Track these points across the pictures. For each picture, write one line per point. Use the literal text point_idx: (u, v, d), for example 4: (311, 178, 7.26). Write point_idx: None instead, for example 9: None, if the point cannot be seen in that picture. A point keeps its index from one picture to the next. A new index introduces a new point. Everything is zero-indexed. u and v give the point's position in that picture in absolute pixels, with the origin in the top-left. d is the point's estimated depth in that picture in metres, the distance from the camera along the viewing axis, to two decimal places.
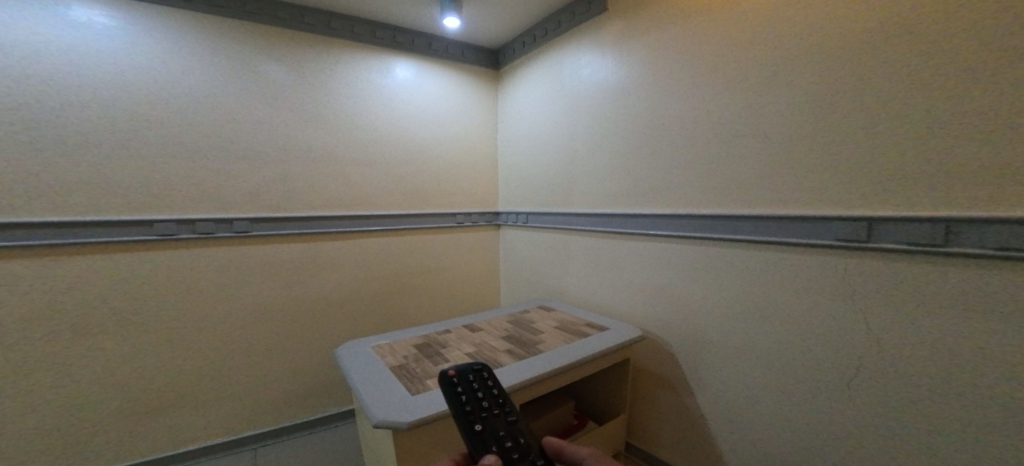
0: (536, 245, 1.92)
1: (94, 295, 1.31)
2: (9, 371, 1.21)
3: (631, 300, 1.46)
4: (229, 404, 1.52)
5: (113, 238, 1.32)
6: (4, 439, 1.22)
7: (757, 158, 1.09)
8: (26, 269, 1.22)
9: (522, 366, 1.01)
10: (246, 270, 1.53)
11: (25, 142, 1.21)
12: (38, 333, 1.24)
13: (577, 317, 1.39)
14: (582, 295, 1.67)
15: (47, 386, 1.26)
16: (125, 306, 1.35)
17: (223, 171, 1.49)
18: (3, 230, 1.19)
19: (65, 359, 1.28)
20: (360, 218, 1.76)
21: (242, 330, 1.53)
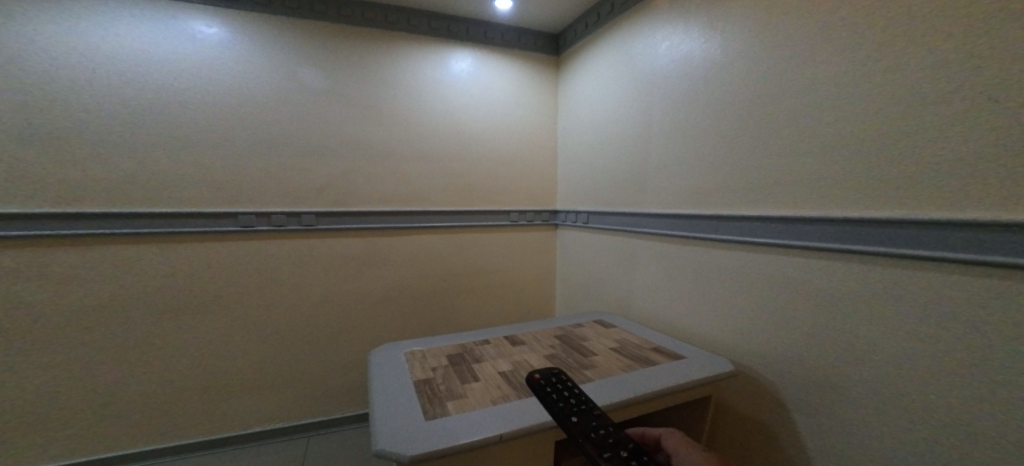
0: (598, 248, 1.70)
1: (178, 281, 1.41)
2: (109, 345, 1.35)
3: (711, 322, 1.19)
4: (288, 392, 1.56)
5: (198, 228, 1.42)
6: (101, 408, 1.35)
7: (921, 139, 0.77)
8: (125, 255, 1.35)
9: (564, 397, 0.82)
10: (310, 263, 1.57)
11: (127, 140, 1.33)
12: (133, 313, 1.37)
13: (643, 339, 1.15)
14: (648, 310, 1.42)
15: (137, 362, 1.38)
16: (205, 293, 1.44)
17: (287, 166, 1.52)
18: (108, 219, 1.32)
19: (153, 339, 1.39)
20: (415, 215, 1.71)
21: (301, 322, 1.57)
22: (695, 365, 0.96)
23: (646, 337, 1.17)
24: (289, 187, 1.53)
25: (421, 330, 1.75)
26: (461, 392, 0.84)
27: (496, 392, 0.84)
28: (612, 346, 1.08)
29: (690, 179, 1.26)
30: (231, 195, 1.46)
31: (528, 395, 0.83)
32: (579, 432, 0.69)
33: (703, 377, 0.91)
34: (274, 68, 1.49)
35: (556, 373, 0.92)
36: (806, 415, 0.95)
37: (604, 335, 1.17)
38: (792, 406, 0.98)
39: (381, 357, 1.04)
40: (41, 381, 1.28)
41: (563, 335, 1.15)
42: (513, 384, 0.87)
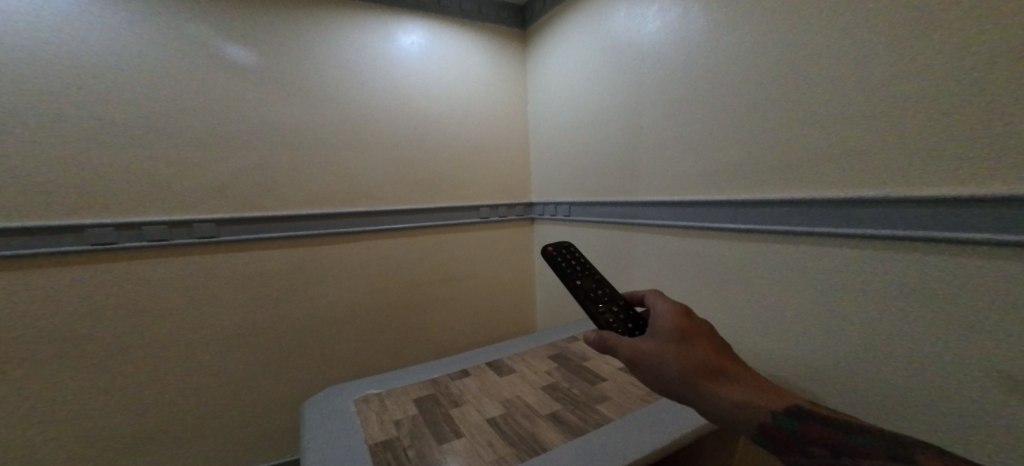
0: (584, 243, 1.52)
1: (6, 328, 0.97)
2: None
3: (727, 324, 1.03)
4: (204, 456, 1.18)
5: (24, 251, 0.98)
6: None
7: (1008, 90, 0.60)
8: None
9: (588, 446, 0.62)
10: (210, 287, 1.19)
11: None
12: None
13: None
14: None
15: None
16: (52, 341, 1.01)
17: (184, 159, 1.15)
18: None
19: None
20: (362, 215, 1.42)
21: (216, 362, 1.19)
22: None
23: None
24: (171, 189, 1.13)
25: (379, 352, 1.45)
26: (438, 459, 0.61)
27: (486, 454, 0.61)
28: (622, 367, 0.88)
29: (693, 160, 1.08)
30: (90, 200, 1.04)
31: (530, 454, 0.61)
32: (581, 294, 0.77)
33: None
34: (154, 28, 1.11)
35: (562, 412, 0.71)
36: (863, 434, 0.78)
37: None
38: None
39: (326, 412, 0.78)
40: None
41: (560, 357, 0.94)
42: (508, 438, 0.65)
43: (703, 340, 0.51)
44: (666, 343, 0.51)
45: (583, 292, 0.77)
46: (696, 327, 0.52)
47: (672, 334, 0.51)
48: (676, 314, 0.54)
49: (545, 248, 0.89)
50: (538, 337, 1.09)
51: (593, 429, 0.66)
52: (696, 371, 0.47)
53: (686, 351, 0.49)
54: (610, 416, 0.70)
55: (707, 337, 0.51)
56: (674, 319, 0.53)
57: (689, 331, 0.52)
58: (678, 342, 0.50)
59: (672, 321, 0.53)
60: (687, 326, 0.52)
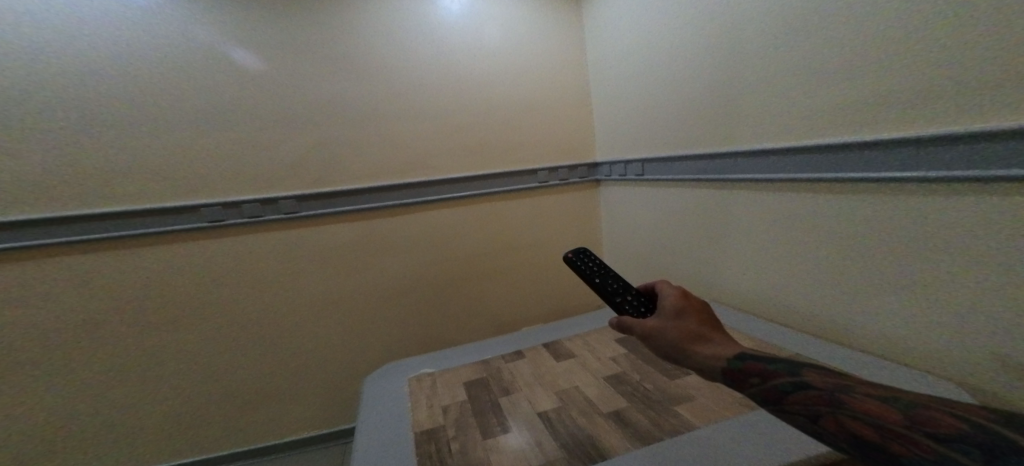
0: (654, 207, 1.29)
1: (129, 298, 1.12)
2: (56, 384, 1.07)
3: (849, 309, 0.78)
4: (293, 413, 1.29)
5: (136, 232, 1.11)
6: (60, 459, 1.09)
7: None
8: (52, 273, 1.05)
9: (670, 458, 0.50)
10: (296, 260, 1.27)
11: (24, 125, 1.01)
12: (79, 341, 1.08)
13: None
14: (746, 289, 1.01)
15: (95, 401, 1.10)
16: (165, 310, 1.15)
17: (247, 142, 1.19)
18: (20, 229, 1.02)
19: (112, 369, 1.12)
20: (417, 186, 1.37)
21: (297, 330, 1.28)
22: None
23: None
24: (246, 170, 1.20)
25: (442, 322, 1.45)
26: (482, 458, 0.54)
27: (535, 457, 0.53)
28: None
29: (806, 89, 0.78)
30: (179, 184, 1.14)
31: (586, 461, 0.51)
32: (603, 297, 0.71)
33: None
34: (193, 30, 1.12)
35: (630, 411, 0.60)
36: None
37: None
38: None
39: (380, 391, 0.77)
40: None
41: (630, 342, 0.81)
42: (562, 440, 0.55)
43: (700, 317, 0.54)
44: (666, 318, 0.55)
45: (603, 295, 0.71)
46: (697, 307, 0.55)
47: (671, 310, 0.56)
48: (680, 295, 0.58)
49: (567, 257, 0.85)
50: (602, 317, 0.97)
51: (670, 437, 0.53)
52: (687, 337, 0.51)
53: (682, 323, 0.53)
54: (691, 423, 0.56)
55: (704, 314, 0.55)
56: (675, 298, 0.57)
57: (689, 309, 0.56)
58: (677, 316, 0.55)
59: (672, 299, 0.57)
60: (688, 305, 0.56)
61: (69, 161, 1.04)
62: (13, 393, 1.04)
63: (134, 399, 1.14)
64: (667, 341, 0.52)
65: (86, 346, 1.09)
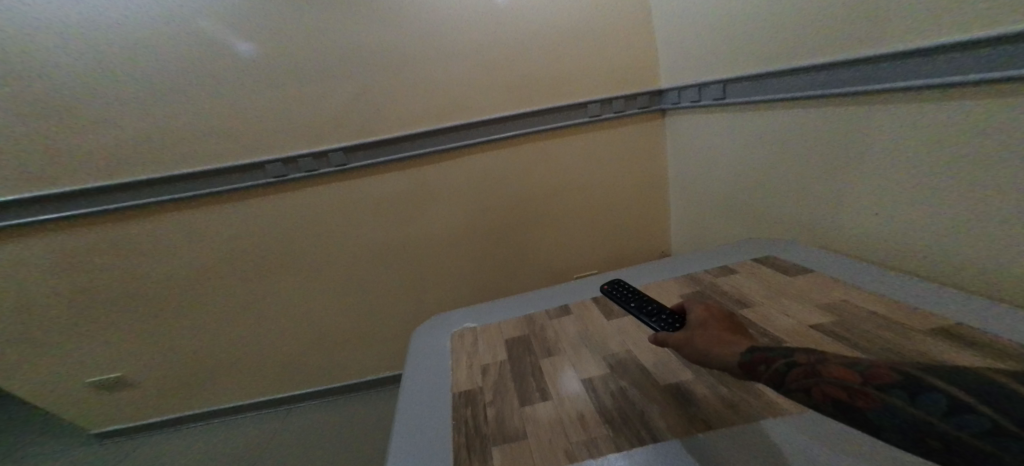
0: (738, 137, 1.08)
1: (216, 251, 1.26)
2: (181, 319, 1.30)
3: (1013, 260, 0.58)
4: (367, 348, 1.44)
5: (211, 190, 1.20)
6: (200, 372, 1.37)
7: None
8: (155, 230, 1.21)
9: (747, 454, 0.40)
10: (353, 212, 1.30)
11: (100, 98, 1.09)
12: (189, 286, 1.27)
13: (874, 296, 0.61)
14: (854, 237, 0.80)
15: (212, 332, 1.33)
16: (246, 261, 1.28)
17: (289, 97, 1.17)
18: (120, 191, 1.16)
19: (218, 309, 1.31)
20: (457, 130, 1.27)
21: (360, 278, 1.36)
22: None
23: (875, 293, 0.62)
24: (292, 125, 1.19)
25: (496, 270, 1.43)
26: (517, 429, 0.50)
27: (573, 433, 0.47)
28: (808, 324, 0.57)
29: None
30: (236, 143, 1.17)
31: (633, 443, 0.44)
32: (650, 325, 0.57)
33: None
34: None
35: (694, 385, 0.50)
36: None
37: (787, 294, 0.66)
38: None
39: (425, 346, 0.76)
40: (141, 354, 1.32)
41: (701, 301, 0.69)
42: (606, 415, 0.48)
43: (727, 326, 0.48)
44: (689, 329, 0.49)
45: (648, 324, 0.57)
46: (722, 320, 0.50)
47: (697, 321, 0.50)
48: (707, 307, 0.52)
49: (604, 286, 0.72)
50: (668, 268, 0.85)
51: (743, 424, 0.44)
52: (712, 342, 0.45)
53: (706, 331, 0.47)
54: (774, 407, 0.45)
55: (734, 325, 0.49)
56: (700, 311, 0.52)
57: (716, 319, 0.50)
58: (701, 326, 0.49)
59: (699, 312, 0.51)
60: (716, 316, 0.50)
61: (147, 130, 1.13)
62: (156, 323, 1.30)
63: (250, 341, 1.36)
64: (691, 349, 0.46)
65: (195, 290, 1.28)
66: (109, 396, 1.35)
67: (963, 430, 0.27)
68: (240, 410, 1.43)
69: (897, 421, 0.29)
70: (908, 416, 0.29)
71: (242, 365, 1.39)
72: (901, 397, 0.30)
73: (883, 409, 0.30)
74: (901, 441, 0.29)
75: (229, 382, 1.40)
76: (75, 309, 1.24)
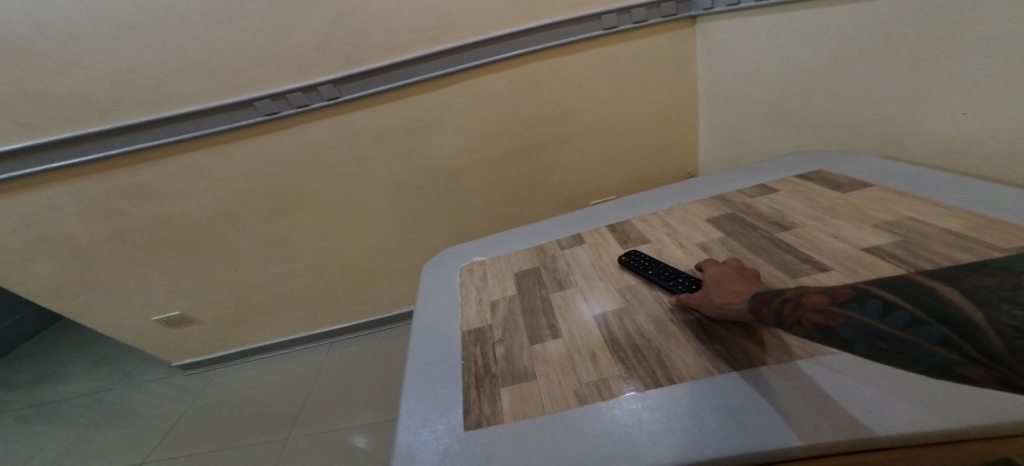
0: (788, 35, 0.91)
1: (220, 197, 1.22)
2: (202, 265, 1.32)
3: None
4: (387, 284, 1.46)
5: (198, 133, 1.12)
6: (232, 313, 1.42)
7: None
8: (153, 180, 1.17)
9: (781, 394, 0.36)
10: (355, 148, 1.23)
11: (54, 37, 0.97)
12: (202, 233, 1.27)
13: (949, 211, 0.52)
14: (942, 142, 0.69)
15: (234, 276, 1.35)
16: (252, 205, 1.25)
17: (265, 22, 1.04)
18: (106, 139, 1.08)
19: (235, 254, 1.32)
20: (456, 52, 1.14)
21: (371, 216, 1.33)
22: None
23: (950, 207, 0.53)
24: (271, 57, 1.08)
25: (512, 203, 1.37)
26: (526, 368, 0.46)
27: (584, 372, 0.43)
28: (861, 246, 0.50)
29: None
30: (214, 81, 1.07)
31: (649, 382, 0.40)
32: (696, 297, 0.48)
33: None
34: None
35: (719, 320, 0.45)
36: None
37: (835, 212, 0.58)
38: None
39: (433, 281, 0.72)
40: (172, 300, 1.36)
41: (733, 224, 0.62)
42: (619, 351, 0.44)
43: (742, 280, 0.44)
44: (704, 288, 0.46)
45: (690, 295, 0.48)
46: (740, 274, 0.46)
47: (710, 280, 0.46)
48: (721, 266, 0.48)
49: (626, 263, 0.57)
50: (695, 188, 0.76)
51: (774, 363, 0.39)
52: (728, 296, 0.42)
53: (719, 287, 0.44)
54: (811, 345, 0.40)
55: (751, 279, 0.45)
56: (713, 270, 0.48)
57: (731, 275, 0.46)
58: (716, 283, 0.45)
59: (711, 271, 0.48)
60: (731, 272, 0.46)
61: (114, 70, 1.02)
62: (179, 271, 1.31)
63: (274, 283, 1.39)
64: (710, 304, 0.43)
65: (210, 237, 1.28)
66: (154, 336, 1.43)
67: (895, 325, 0.25)
68: (278, 346, 1.51)
69: (851, 331, 0.27)
70: (861, 324, 0.27)
71: (271, 304, 1.43)
72: (852, 307, 0.28)
73: (842, 323, 0.28)
74: (863, 352, 0.27)
75: (261, 321, 1.46)
76: (94, 262, 1.25)
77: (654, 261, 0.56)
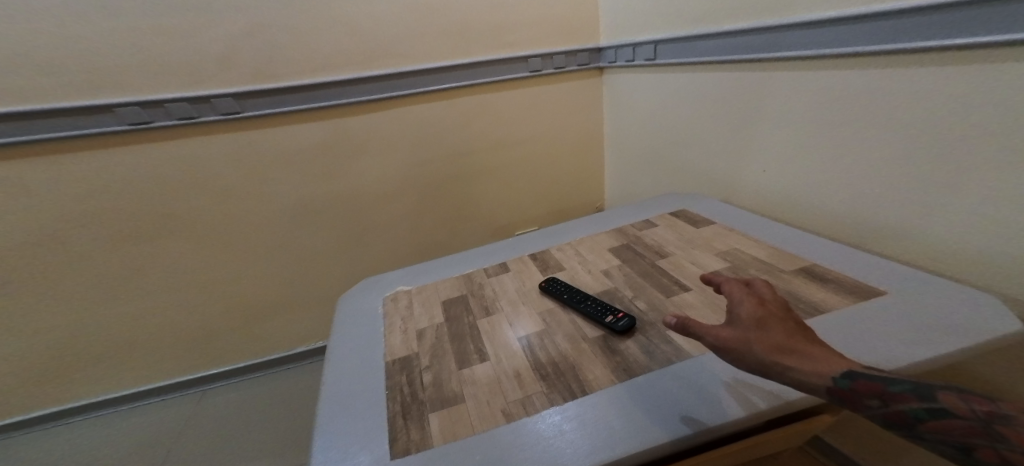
0: (667, 95, 1.10)
1: (80, 212, 1.04)
2: (39, 295, 1.07)
3: (869, 206, 0.68)
4: (288, 317, 1.33)
5: (61, 133, 0.96)
6: (71, 359, 1.14)
7: None
8: None
9: (669, 394, 0.43)
10: (259, 167, 1.14)
11: None
12: (45, 256, 1.04)
13: (760, 244, 0.68)
14: (760, 191, 0.89)
15: (83, 309, 1.11)
16: (121, 223, 1.08)
17: (164, 23, 0.96)
18: None
19: (90, 282, 1.10)
20: (385, 79, 1.15)
21: (274, 241, 1.22)
22: (922, 315, 0.46)
23: (759, 240, 0.69)
24: (161, 60, 0.98)
25: (430, 231, 1.37)
26: (455, 392, 0.48)
27: (511, 392, 0.46)
28: (709, 271, 0.62)
29: None
30: (80, 77, 0.95)
31: (567, 397, 0.45)
32: (602, 317, 0.55)
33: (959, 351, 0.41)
34: None
35: (618, 334, 0.52)
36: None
37: (695, 243, 0.72)
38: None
39: (353, 312, 0.70)
40: None
41: (627, 252, 0.72)
42: (542, 370, 0.49)
43: (795, 331, 0.36)
44: (741, 328, 0.37)
45: (597, 316, 0.55)
46: (785, 318, 0.37)
47: (749, 319, 0.37)
48: (763, 302, 0.39)
49: (548, 291, 0.63)
50: (601, 220, 0.87)
51: (664, 367, 0.46)
52: (778, 354, 0.34)
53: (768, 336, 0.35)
54: (690, 349, 0.49)
55: (803, 329, 0.36)
56: (753, 305, 0.39)
57: (779, 319, 0.37)
58: (759, 327, 0.36)
59: (749, 305, 0.39)
60: (779, 315, 0.37)
61: None
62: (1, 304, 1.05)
63: (147, 318, 1.18)
64: (752, 357, 0.34)
65: (57, 260, 1.05)
66: None
67: None
68: (138, 397, 1.24)
69: None
70: None
71: (137, 345, 1.19)
72: None
73: None
74: None
75: (115, 368, 1.19)
76: None
77: (571, 288, 0.62)
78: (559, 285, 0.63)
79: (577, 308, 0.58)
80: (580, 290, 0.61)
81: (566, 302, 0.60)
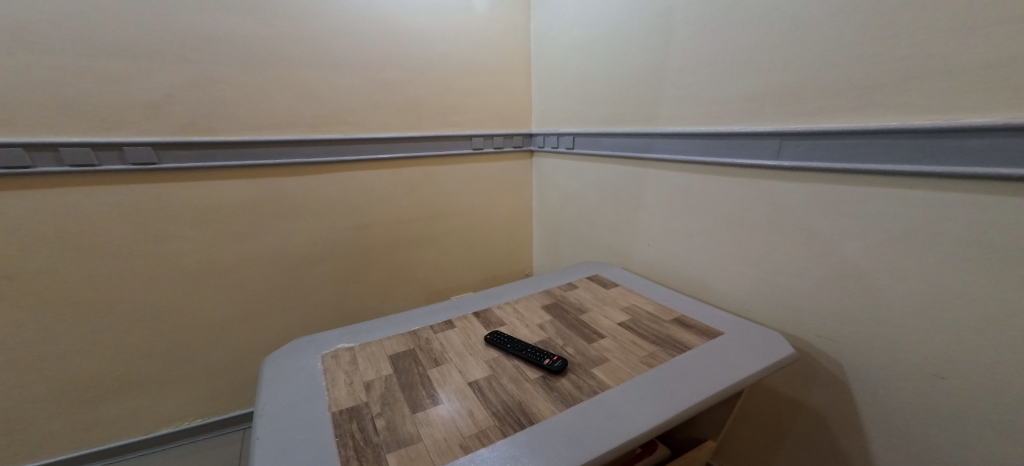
0: (581, 181, 1.34)
1: None
2: None
3: (725, 272, 0.91)
4: (175, 390, 1.17)
5: None
6: None
7: None
8: None
9: (596, 418, 0.53)
10: (172, 220, 1.06)
11: None
12: None
13: (648, 300, 0.86)
14: (647, 261, 1.11)
15: None
16: None
17: (86, 70, 0.91)
18: None
19: None
20: (333, 143, 1.21)
21: (174, 300, 1.11)
22: (752, 351, 0.65)
23: (649, 298, 0.87)
24: (73, 101, 0.91)
25: (359, 293, 1.36)
26: (411, 433, 0.52)
27: (466, 428, 0.52)
28: (618, 322, 0.77)
29: (729, 87, 0.84)
30: None
31: (516, 428, 0.52)
32: (539, 360, 0.64)
33: (760, 372, 0.61)
34: None
35: (553, 374, 0.62)
36: (877, 414, 0.70)
37: (606, 301, 0.87)
38: (830, 385, 0.75)
39: (284, 371, 0.67)
40: None
41: (555, 309, 0.84)
42: (493, 407, 0.55)
43: None
44: None
45: (535, 359, 0.64)
46: None
47: None
48: None
49: (492, 342, 0.71)
50: (533, 284, 0.99)
51: (588, 397, 0.57)
52: None
53: None
54: (607, 383, 0.60)
55: None
56: None
57: None
58: None
59: None
60: None
61: None
62: None
63: None
64: None
65: None
66: None
67: None
68: None
69: None
70: None
71: None
72: None
73: None
74: None
75: None
76: None
77: (513, 340, 0.70)
78: (503, 338, 0.71)
79: (520, 355, 0.66)
80: (520, 341, 0.70)
81: (510, 351, 0.68)
